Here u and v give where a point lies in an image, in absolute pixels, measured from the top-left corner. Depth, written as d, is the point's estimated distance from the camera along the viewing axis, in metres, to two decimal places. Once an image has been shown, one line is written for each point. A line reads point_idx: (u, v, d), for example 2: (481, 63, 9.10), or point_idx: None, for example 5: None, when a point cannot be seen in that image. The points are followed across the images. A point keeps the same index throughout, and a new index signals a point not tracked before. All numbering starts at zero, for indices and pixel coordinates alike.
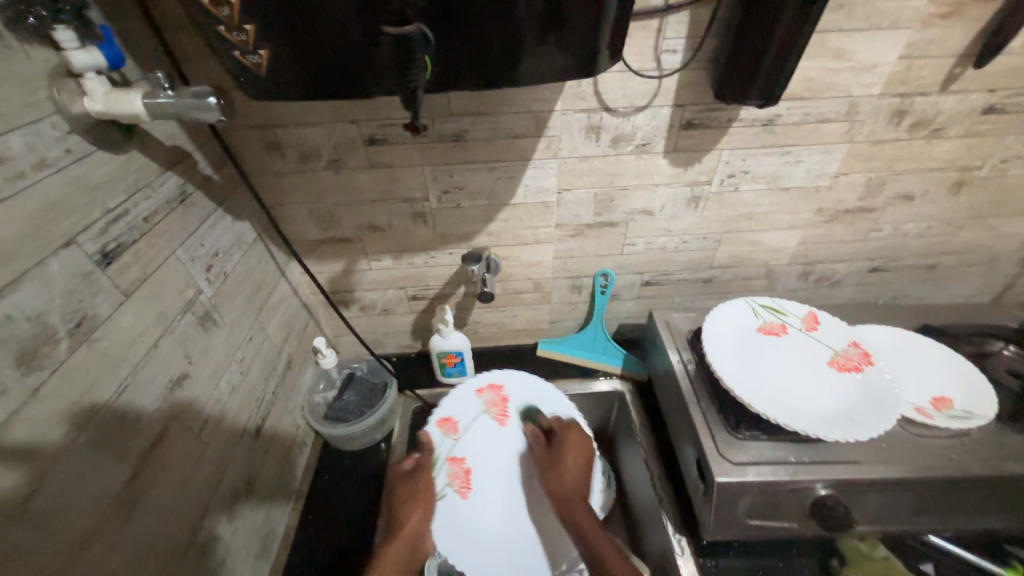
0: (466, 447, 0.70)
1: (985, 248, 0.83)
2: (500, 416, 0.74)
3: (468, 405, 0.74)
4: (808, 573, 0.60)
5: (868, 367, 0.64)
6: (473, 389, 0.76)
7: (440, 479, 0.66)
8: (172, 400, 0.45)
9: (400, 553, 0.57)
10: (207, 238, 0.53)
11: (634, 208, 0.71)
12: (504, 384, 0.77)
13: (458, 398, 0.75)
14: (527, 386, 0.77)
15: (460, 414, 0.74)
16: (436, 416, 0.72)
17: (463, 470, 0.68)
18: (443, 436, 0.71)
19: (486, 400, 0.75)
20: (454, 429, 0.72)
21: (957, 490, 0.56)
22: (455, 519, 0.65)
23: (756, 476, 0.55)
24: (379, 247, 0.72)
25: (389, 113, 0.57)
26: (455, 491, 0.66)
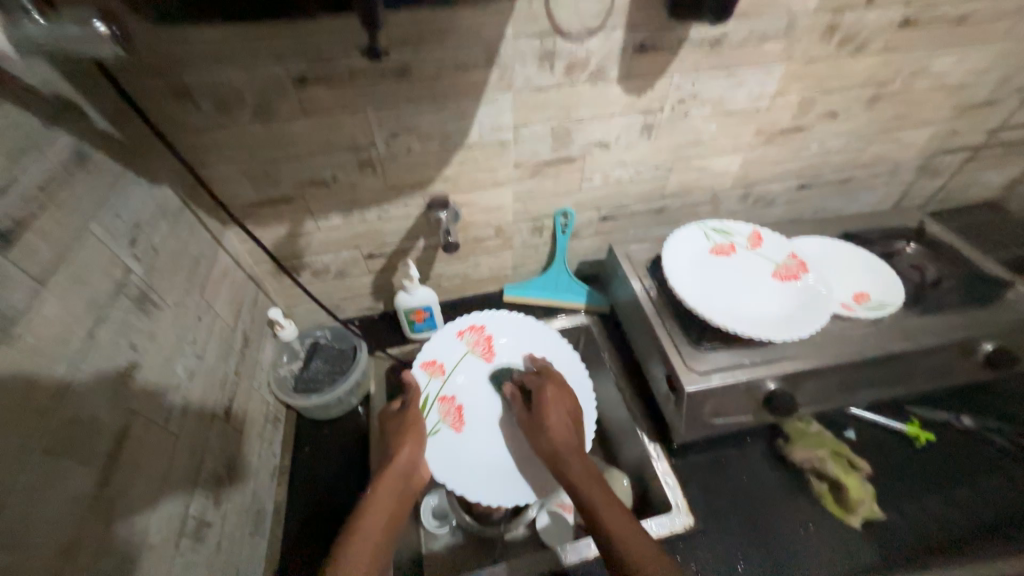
0: (454, 386, 0.75)
1: (891, 158, 0.92)
2: (485, 354, 0.78)
3: (453, 347, 0.77)
4: (760, 455, 0.69)
5: (804, 274, 0.71)
6: (455, 331, 0.78)
7: (431, 418, 0.70)
8: (128, 392, 0.41)
9: (395, 482, 0.58)
10: (122, 209, 0.45)
11: (590, 140, 0.70)
12: (486, 323, 0.80)
13: (442, 341, 0.77)
14: (508, 323, 0.80)
15: (444, 356, 0.77)
16: (421, 359, 0.74)
17: (453, 406, 0.72)
18: (429, 378, 0.74)
19: (469, 341, 0.78)
20: (440, 370, 0.75)
21: (874, 369, 0.66)
22: (449, 450, 0.68)
23: (719, 381, 0.61)
24: (326, 203, 0.66)
25: (323, 46, 0.50)
26: (448, 426, 0.70)
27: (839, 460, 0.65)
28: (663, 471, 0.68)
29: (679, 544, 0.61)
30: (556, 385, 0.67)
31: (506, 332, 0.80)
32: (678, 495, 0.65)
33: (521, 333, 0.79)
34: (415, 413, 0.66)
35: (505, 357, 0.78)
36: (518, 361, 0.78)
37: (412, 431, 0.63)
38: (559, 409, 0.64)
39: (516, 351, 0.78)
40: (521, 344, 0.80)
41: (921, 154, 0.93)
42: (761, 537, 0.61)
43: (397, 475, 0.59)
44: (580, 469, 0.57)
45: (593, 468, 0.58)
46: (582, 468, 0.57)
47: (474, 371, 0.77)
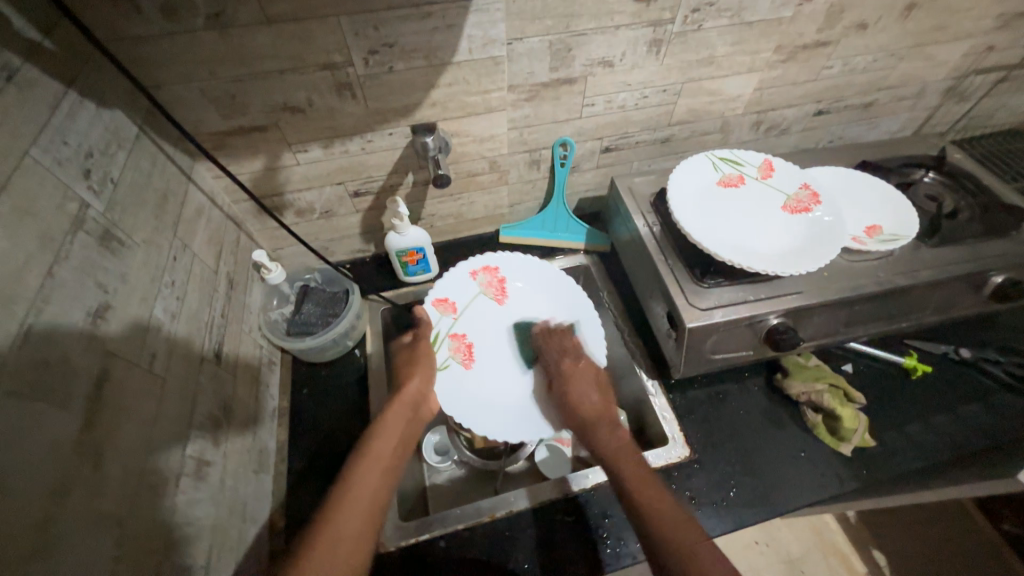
0: (466, 324, 0.73)
1: (918, 78, 0.85)
2: (498, 295, 0.76)
3: (465, 286, 0.75)
4: (757, 388, 0.70)
5: (816, 207, 0.67)
6: (468, 270, 0.76)
7: (442, 354, 0.69)
8: (103, 335, 0.38)
9: (404, 411, 0.59)
10: (68, 134, 0.40)
11: (593, 58, 0.63)
12: (499, 265, 0.78)
13: (454, 280, 0.75)
14: (522, 265, 0.78)
15: (456, 295, 0.75)
16: (433, 297, 0.72)
17: (465, 343, 0.71)
18: (440, 315, 0.72)
19: (482, 282, 0.77)
20: (452, 308, 0.73)
21: (879, 302, 0.64)
22: (457, 385, 0.68)
23: (721, 317, 0.59)
24: (303, 133, 0.60)
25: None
26: (458, 363, 0.70)
27: (836, 392, 0.65)
28: (660, 405, 0.69)
29: (674, 473, 0.63)
30: (574, 357, 0.67)
31: (519, 276, 0.78)
32: (675, 428, 0.66)
33: (536, 278, 0.78)
34: (425, 348, 0.67)
35: (518, 300, 0.77)
36: (530, 305, 0.77)
37: (421, 363, 0.64)
38: (579, 380, 0.64)
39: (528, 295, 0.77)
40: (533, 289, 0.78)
41: (951, 74, 0.86)
42: (754, 465, 0.63)
43: (406, 405, 0.59)
44: (603, 441, 0.57)
45: (619, 436, 0.57)
46: (607, 438, 0.57)
47: (487, 312, 0.75)
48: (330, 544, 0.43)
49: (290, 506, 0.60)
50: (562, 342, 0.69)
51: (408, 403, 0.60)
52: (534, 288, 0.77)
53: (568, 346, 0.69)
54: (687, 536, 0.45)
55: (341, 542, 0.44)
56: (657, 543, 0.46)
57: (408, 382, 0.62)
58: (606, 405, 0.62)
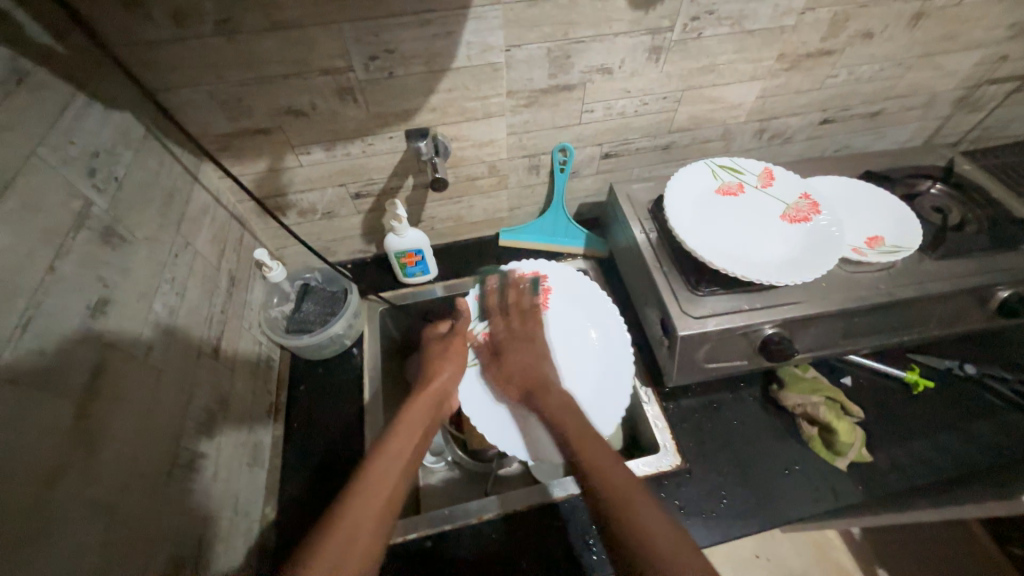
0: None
1: (927, 88, 0.83)
2: (538, 304, 0.73)
3: None
4: (752, 398, 0.69)
5: (815, 216, 0.67)
6: (517, 273, 0.75)
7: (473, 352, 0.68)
8: (100, 328, 0.40)
9: (428, 404, 0.60)
10: (75, 133, 0.42)
11: (591, 65, 0.63)
12: (548, 275, 0.75)
13: (502, 280, 0.75)
14: (569, 278, 0.75)
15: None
16: (478, 292, 0.74)
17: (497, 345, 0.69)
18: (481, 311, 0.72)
19: (527, 288, 0.74)
20: (492, 307, 0.73)
21: (879, 314, 0.63)
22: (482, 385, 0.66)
23: (714, 326, 0.59)
24: (305, 135, 0.62)
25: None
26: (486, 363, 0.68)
27: (833, 405, 0.64)
28: (653, 413, 0.68)
29: (665, 482, 0.62)
30: (526, 330, 0.67)
31: (567, 285, 0.75)
32: (667, 437, 0.66)
33: (584, 289, 0.74)
34: (459, 342, 0.68)
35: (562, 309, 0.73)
36: (570, 320, 0.72)
37: (451, 357, 0.65)
38: (519, 352, 0.65)
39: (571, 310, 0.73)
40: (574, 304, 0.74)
41: (962, 84, 0.84)
42: (747, 476, 0.63)
43: (431, 398, 0.60)
44: (550, 402, 0.57)
45: (567, 396, 0.58)
46: (557, 398, 0.57)
47: None
48: (349, 528, 0.43)
49: (282, 501, 0.61)
50: (513, 314, 0.69)
51: (433, 396, 0.61)
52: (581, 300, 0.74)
53: (518, 319, 0.69)
54: (635, 491, 0.44)
55: (359, 526, 0.44)
56: (603, 500, 0.44)
57: (436, 375, 0.63)
58: (551, 373, 0.63)
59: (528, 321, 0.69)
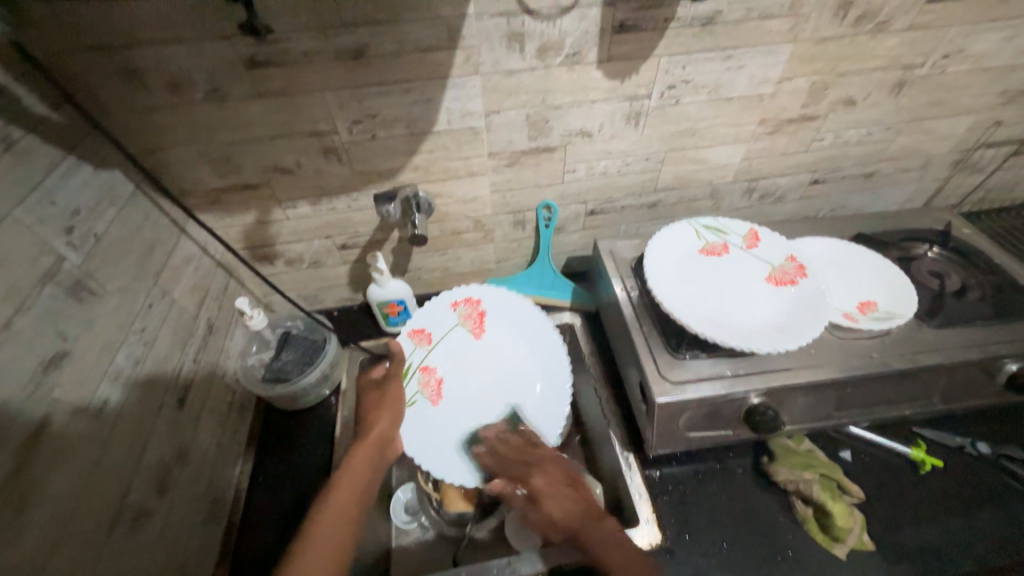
0: (438, 357, 0.71)
1: (921, 151, 0.83)
2: (475, 329, 0.74)
3: (443, 317, 0.74)
4: (742, 471, 0.65)
5: (802, 279, 0.65)
6: (448, 302, 0.75)
7: (410, 388, 0.68)
8: (51, 383, 0.40)
9: (371, 452, 0.57)
10: (57, 193, 0.45)
11: (571, 129, 0.65)
12: (482, 298, 0.76)
13: (433, 311, 0.75)
14: (505, 300, 0.76)
15: (434, 327, 0.74)
16: (410, 327, 0.73)
17: (434, 377, 0.69)
18: (414, 347, 0.72)
19: (461, 314, 0.75)
20: (426, 340, 0.72)
21: (876, 385, 0.59)
22: (424, 424, 0.65)
23: (694, 393, 0.56)
24: (292, 191, 0.64)
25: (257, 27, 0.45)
26: (426, 398, 0.68)
27: (828, 484, 0.59)
28: (634, 481, 0.63)
29: None
30: (533, 462, 0.58)
31: (497, 309, 0.75)
32: (647, 509, 0.61)
33: (515, 311, 0.75)
34: (393, 386, 0.64)
35: (494, 335, 0.74)
36: (505, 345, 0.73)
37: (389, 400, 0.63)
38: (550, 486, 0.55)
39: (506, 332, 0.74)
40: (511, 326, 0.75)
41: (957, 147, 0.83)
42: (735, 558, 0.57)
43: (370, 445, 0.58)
44: (601, 548, 0.49)
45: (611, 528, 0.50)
46: (599, 536, 0.49)
47: (461, 345, 0.73)
48: None
49: (235, 564, 0.58)
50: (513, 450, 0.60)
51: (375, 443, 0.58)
52: (513, 320, 0.75)
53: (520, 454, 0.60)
54: None
55: None
56: None
57: (376, 422, 0.61)
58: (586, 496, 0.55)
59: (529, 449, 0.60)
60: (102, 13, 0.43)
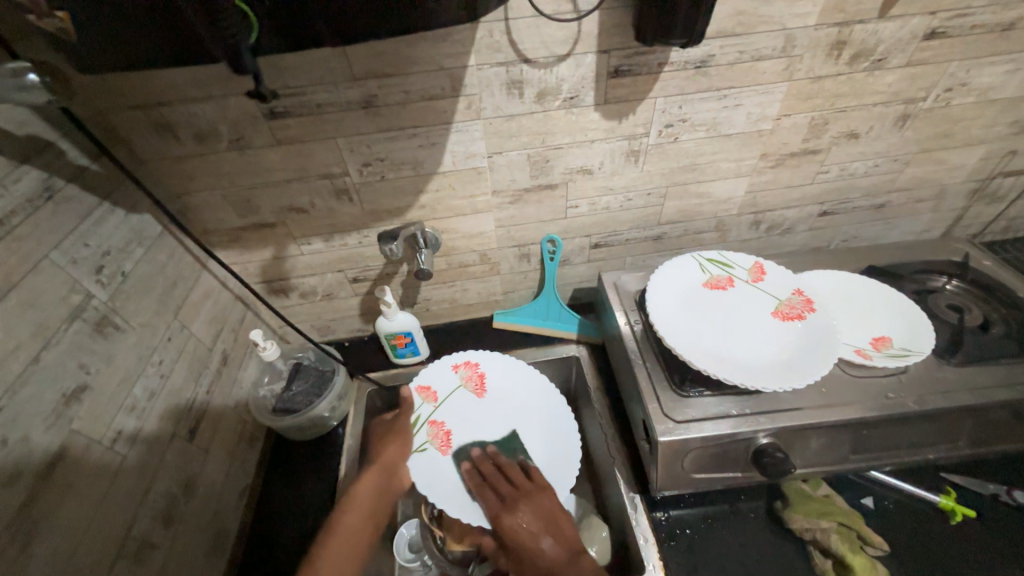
0: (446, 412, 0.72)
1: (934, 181, 0.81)
2: (477, 389, 0.74)
3: (446, 377, 0.75)
4: (754, 515, 0.62)
5: (810, 314, 0.64)
6: (450, 363, 0.76)
7: (419, 438, 0.68)
8: (70, 414, 0.43)
9: (379, 478, 0.63)
10: (90, 236, 0.50)
11: (572, 167, 0.67)
12: (481, 361, 0.77)
13: (437, 369, 0.75)
14: (505, 364, 0.77)
15: (440, 384, 0.75)
16: (416, 383, 0.73)
17: (443, 430, 0.70)
18: (422, 402, 0.72)
19: (463, 376, 0.75)
20: (433, 396, 0.73)
21: (893, 426, 0.56)
22: (434, 475, 0.65)
23: (697, 432, 0.55)
24: (306, 229, 0.67)
25: (262, 91, 0.37)
26: (435, 448, 0.68)
27: (848, 534, 0.56)
28: (640, 524, 0.61)
29: None
30: (518, 494, 0.61)
31: (499, 371, 0.76)
32: (652, 554, 0.59)
33: (516, 374, 0.76)
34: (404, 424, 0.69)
35: (498, 394, 0.74)
36: (509, 406, 0.73)
37: (399, 433, 0.68)
38: (518, 535, 0.57)
39: (509, 394, 0.74)
40: (513, 389, 0.75)
41: (972, 177, 0.81)
42: None
43: (380, 471, 0.64)
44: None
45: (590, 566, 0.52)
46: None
47: (465, 406, 0.73)
48: None
49: None
50: (499, 478, 0.63)
51: (383, 470, 0.64)
52: (512, 382, 0.75)
53: (507, 484, 0.63)
54: None
55: None
56: None
57: (384, 449, 0.66)
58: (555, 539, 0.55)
59: (517, 481, 0.63)
60: (140, 77, 0.48)
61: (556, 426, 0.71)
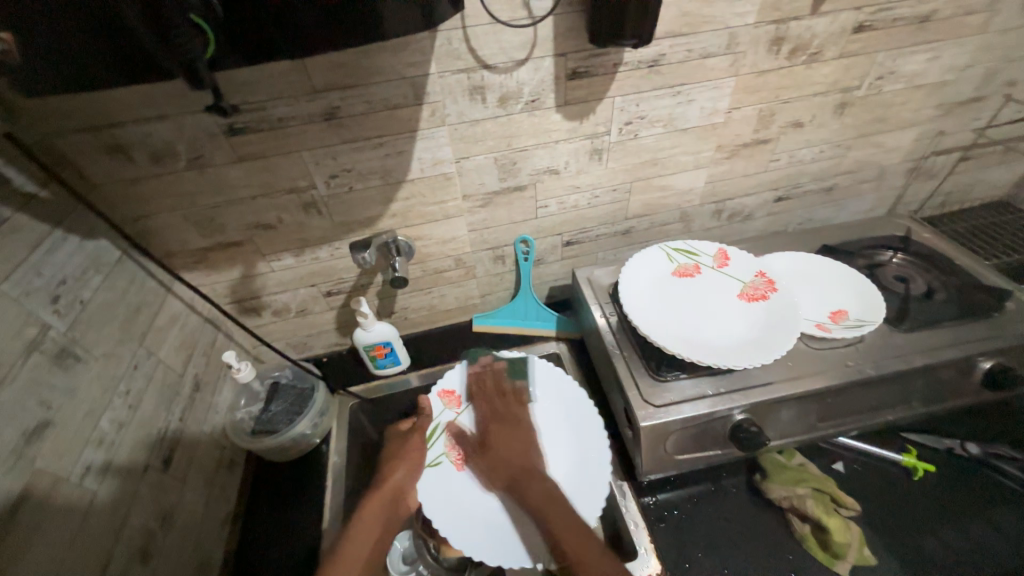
0: (468, 420, 0.69)
1: (874, 163, 0.87)
2: (505, 394, 0.71)
3: (474, 381, 0.72)
4: (736, 491, 0.64)
5: (773, 294, 0.67)
6: (479, 365, 0.74)
7: (434, 450, 0.66)
8: (32, 453, 0.41)
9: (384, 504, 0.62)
10: (43, 266, 0.48)
11: (538, 168, 0.69)
12: (512, 362, 0.74)
13: (464, 373, 0.73)
14: (536, 365, 0.73)
15: (465, 390, 0.72)
16: (439, 387, 0.72)
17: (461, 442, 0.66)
18: (443, 408, 0.70)
19: (493, 379, 0.73)
20: (456, 403, 0.70)
21: (855, 393, 0.60)
22: (445, 493, 0.62)
23: (677, 415, 0.57)
24: (275, 245, 0.66)
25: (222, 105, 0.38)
26: (449, 462, 0.65)
27: (822, 498, 0.59)
28: (630, 510, 0.63)
29: None
30: (512, 411, 0.68)
31: (531, 375, 0.72)
32: (644, 538, 0.60)
33: (550, 375, 0.72)
34: (417, 441, 0.67)
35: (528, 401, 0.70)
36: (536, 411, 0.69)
37: (409, 454, 0.66)
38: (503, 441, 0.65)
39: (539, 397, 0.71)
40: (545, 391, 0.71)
41: (908, 158, 0.88)
42: None
43: (385, 495, 0.63)
44: (535, 499, 0.57)
45: (551, 485, 0.59)
46: (538, 484, 0.59)
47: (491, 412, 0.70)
48: None
49: None
50: (497, 396, 0.70)
51: (388, 493, 0.63)
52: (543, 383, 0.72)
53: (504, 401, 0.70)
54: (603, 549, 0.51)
55: None
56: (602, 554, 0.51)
57: (391, 474, 0.65)
58: (534, 455, 0.64)
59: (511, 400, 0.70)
60: (89, 98, 0.47)
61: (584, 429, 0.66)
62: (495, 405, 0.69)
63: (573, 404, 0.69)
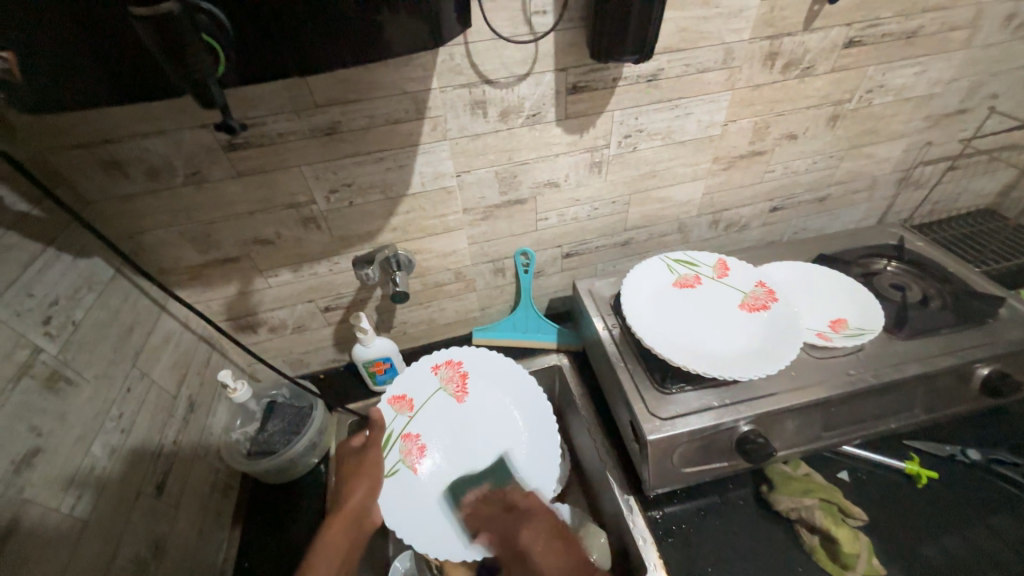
0: (421, 423, 0.69)
1: (865, 173, 0.89)
2: (458, 392, 0.73)
3: (427, 381, 0.73)
4: (743, 504, 0.64)
5: (773, 304, 0.68)
6: (430, 365, 0.74)
7: (391, 457, 0.65)
8: (22, 482, 0.40)
9: (346, 527, 0.58)
10: (35, 286, 0.46)
11: (539, 181, 0.69)
12: (463, 359, 0.75)
13: (416, 374, 0.73)
14: (487, 362, 0.75)
15: (417, 392, 0.72)
16: (389, 393, 0.71)
17: (418, 444, 0.67)
18: (395, 414, 0.69)
19: (444, 377, 0.74)
20: (409, 405, 0.70)
21: (858, 402, 0.60)
22: (410, 497, 0.63)
23: (683, 428, 0.56)
24: (273, 261, 0.65)
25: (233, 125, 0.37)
26: (409, 467, 0.65)
27: (829, 508, 0.59)
28: (638, 525, 0.61)
29: None
30: (528, 509, 0.59)
31: (484, 373, 0.74)
32: (652, 553, 0.59)
33: (497, 371, 0.74)
34: (373, 454, 0.65)
35: (482, 401, 0.72)
36: (489, 408, 0.72)
37: (368, 470, 0.63)
38: (530, 538, 0.54)
39: (490, 395, 0.73)
40: (497, 388, 0.73)
41: (897, 168, 0.90)
42: None
43: (345, 519, 0.58)
44: None
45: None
46: None
47: (444, 410, 0.71)
48: None
49: None
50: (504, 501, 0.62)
51: (349, 517, 0.59)
52: (493, 380, 0.74)
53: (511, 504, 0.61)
54: None
55: None
56: None
57: (352, 493, 0.60)
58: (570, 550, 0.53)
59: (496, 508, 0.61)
60: (84, 115, 0.46)
61: (535, 421, 0.69)
62: (509, 506, 0.61)
63: (521, 399, 0.72)
